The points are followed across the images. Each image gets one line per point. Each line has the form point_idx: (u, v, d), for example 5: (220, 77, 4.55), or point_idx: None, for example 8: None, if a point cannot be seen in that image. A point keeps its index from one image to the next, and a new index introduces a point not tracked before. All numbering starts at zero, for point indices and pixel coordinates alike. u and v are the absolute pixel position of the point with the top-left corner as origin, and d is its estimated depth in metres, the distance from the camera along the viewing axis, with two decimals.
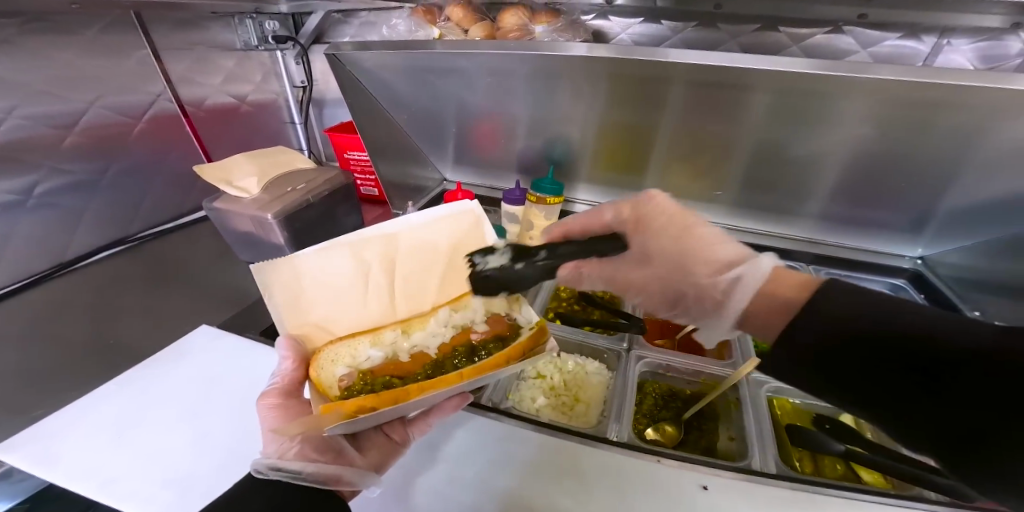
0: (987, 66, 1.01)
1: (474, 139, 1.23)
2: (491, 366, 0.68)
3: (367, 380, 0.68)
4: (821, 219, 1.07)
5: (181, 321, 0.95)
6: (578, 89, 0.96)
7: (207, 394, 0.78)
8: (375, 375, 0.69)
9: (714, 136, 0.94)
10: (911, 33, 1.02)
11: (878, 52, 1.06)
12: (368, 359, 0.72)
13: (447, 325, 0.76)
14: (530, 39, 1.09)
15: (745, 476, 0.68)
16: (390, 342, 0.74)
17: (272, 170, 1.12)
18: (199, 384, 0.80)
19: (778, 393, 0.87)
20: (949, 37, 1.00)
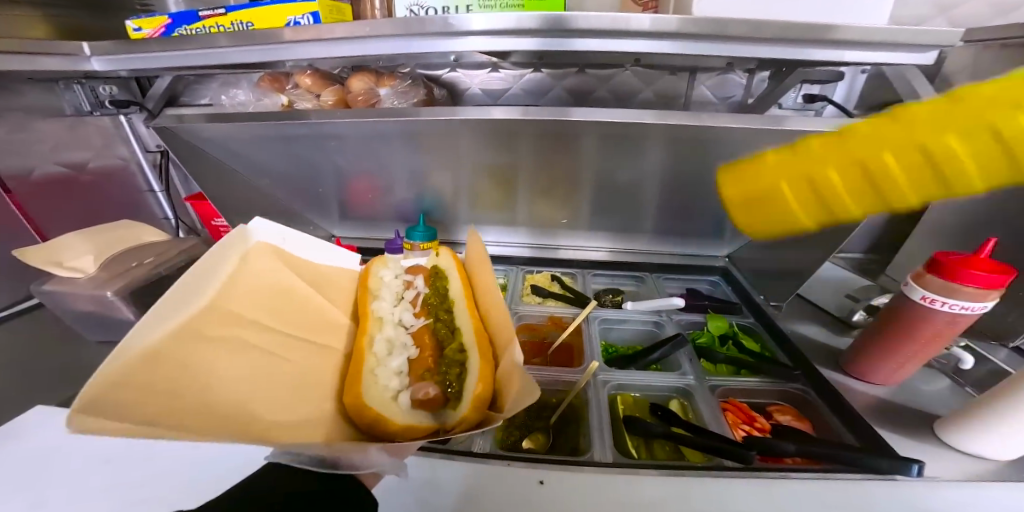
0: (723, 101, 1.07)
1: (349, 198, 1.14)
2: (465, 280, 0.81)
3: (442, 376, 0.64)
4: (653, 234, 1.19)
5: (8, 412, 0.81)
6: (437, 146, 0.98)
7: (45, 470, 0.65)
8: (433, 369, 0.65)
9: (561, 171, 1.04)
10: (673, 73, 1.04)
11: (659, 90, 1.07)
12: (399, 365, 0.67)
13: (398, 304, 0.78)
14: (379, 103, 0.96)
15: (580, 467, 0.63)
16: (383, 346, 0.70)
17: (114, 246, 1.01)
18: (34, 460, 0.66)
19: (621, 388, 0.82)
20: (696, 76, 1.04)
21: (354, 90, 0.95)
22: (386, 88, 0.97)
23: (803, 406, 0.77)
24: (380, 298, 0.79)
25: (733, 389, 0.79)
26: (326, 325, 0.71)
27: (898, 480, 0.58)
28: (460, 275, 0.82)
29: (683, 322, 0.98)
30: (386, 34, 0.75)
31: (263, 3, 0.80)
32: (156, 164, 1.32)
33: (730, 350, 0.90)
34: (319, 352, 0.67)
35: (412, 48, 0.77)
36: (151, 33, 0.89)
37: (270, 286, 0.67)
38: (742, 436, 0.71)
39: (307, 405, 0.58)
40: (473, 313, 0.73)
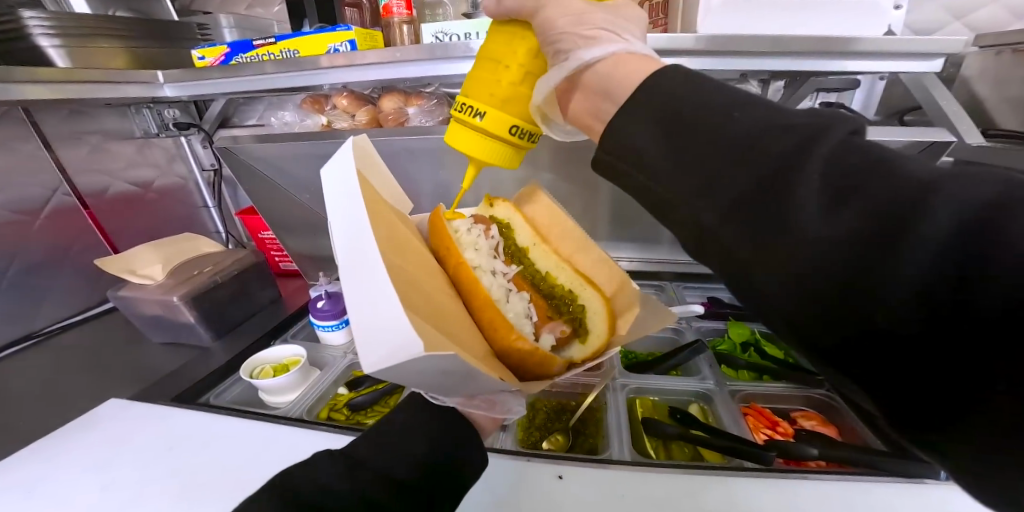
0: None
1: None
2: (530, 224, 0.83)
3: (567, 315, 0.70)
4: (674, 243, 1.20)
5: (83, 399, 0.92)
6: (465, 162, 1.04)
7: (119, 449, 0.73)
8: (550, 313, 0.70)
9: (580, 182, 1.08)
10: None
11: None
12: (516, 307, 0.68)
13: (478, 246, 0.74)
14: (407, 122, 1.04)
15: (597, 464, 0.65)
16: (496, 291, 0.68)
17: (177, 257, 1.13)
18: (108, 443, 0.75)
19: (641, 392, 0.83)
20: None
21: (386, 109, 1.04)
22: (414, 107, 1.05)
23: (829, 412, 0.76)
24: (462, 241, 0.73)
25: (754, 395, 0.79)
26: (412, 256, 0.62)
27: (927, 482, 0.57)
28: (526, 225, 0.82)
29: (703, 328, 0.98)
30: (412, 59, 0.83)
31: (307, 33, 0.89)
32: (211, 182, 1.44)
33: (752, 357, 0.89)
34: (427, 280, 0.60)
35: (440, 70, 0.84)
36: (212, 62, 1.01)
37: (382, 214, 0.58)
38: (764, 438, 0.70)
39: (477, 340, 0.59)
40: (556, 257, 0.79)
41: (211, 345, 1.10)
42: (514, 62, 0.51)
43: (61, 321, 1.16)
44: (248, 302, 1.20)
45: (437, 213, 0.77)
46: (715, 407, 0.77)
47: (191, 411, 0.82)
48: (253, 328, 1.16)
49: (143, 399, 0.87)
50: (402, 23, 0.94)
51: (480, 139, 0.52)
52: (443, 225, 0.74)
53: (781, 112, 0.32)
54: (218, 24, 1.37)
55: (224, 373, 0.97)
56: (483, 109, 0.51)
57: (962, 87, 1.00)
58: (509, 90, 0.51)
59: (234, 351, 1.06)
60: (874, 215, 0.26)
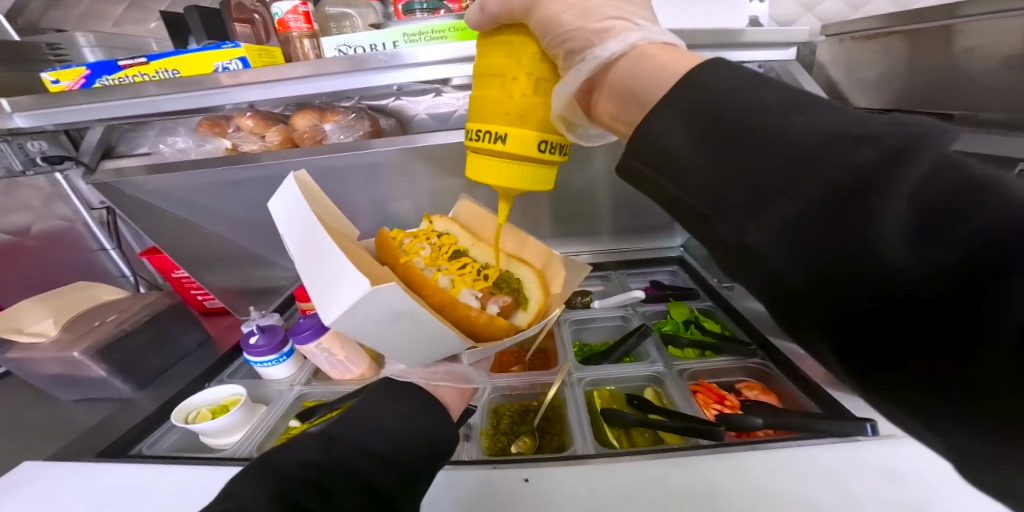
0: None
1: None
2: (463, 225, 0.85)
3: (511, 287, 0.73)
4: (615, 233, 1.25)
5: None
6: (398, 173, 1.00)
7: None
8: (495, 287, 0.71)
9: None
10: None
11: None
12: (466, 286, 0.68)
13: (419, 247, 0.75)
14: (324, 139, 0.99)
15: (562, 462, 0.66)
16: (445, 281, 0.69)
17: (71, 309, 0.99)
18: None
19: (597, 383, 0.85)
20: None
21: (300, 128, 0.98)
22: (331, 123, 1.00)
23: (767, 379, 0.79)
24: (407, 248, 0.74)
25: (701, 371, 0.82)
26: (355, 258, 0.63)
27: (858, 440, 0.61)
28: (461, 230, 0.82)
29: (648, 312, 1.02)
30: (332, 72, 0.79)
31: (186, 51, 0.80)
32: (103, 221, 1.25)
33: (693, 333, 0.93)
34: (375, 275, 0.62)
35: (361, 84, 0.81)
36: (69, 85, 0.86)
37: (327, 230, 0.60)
38: (714, 414, 0.73)
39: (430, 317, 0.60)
40: (492, 248, 0.80)
41: (132, 395, 0.97)
42: (521, 71, 0.49)
43: None
44: (173, 346, 1.07)
45: (382, 235, 0.77)
46: (665, 388, 0.80)
47: (120, 468, 0.73)
48: (182, 371, 1.04)
49: (59, 462, 0.76)
50: (302, 37, 0.88)
51: (505, 164, 0.51)
52: (386, 241, 0.76)
53: (862, 121, 0.28)
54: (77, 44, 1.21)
55: (153, 423, 0.87)
56: (504, 131, 0.49)
57: (821, 73, 1.10)
58: (523, 103, 0.49)
59: (165, 396, 0.95)
60: (987, 239, 0.21)
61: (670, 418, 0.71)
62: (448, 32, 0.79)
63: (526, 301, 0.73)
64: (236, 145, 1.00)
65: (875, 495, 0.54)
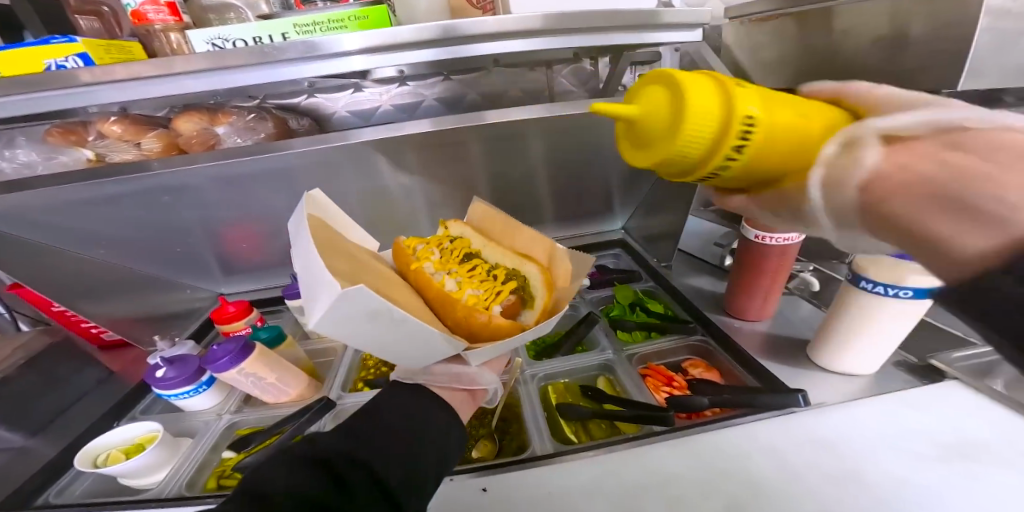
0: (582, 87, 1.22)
1: (226, 248, 1.02)
2: (474, 226, 0.82)
3: (520, 286, 0.70)
4: (557, 221, 1.25)
5: None
6: (319, 176, 0.92)
7: None
8: (504, 288, 0.68)
9: (453, 181, 1.04)
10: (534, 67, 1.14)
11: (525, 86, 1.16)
12: (472, 289, 0.66)
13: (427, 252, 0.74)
14: (216, 145, 0.87)
15: (521, 465, 0.64)
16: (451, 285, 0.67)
17: None
18: None
19: (551, 378, 0.85)
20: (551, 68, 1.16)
21: (184, 132, 0.85)
22: (224, 125, 0.88)
23: (710, 356, 0.83)
24: (417, 253, 0.73)
25: (648, 354, 0.84)
26: (361, 264, 0.67)
27: (793, 412, 0.65)
28: (474, 231, 0.81)
29: (594, 298, 1.03)
30: (235, 65, 0.68)
31: (13, 46, 0.69)
32: None
33: (638, 316, 0.95)
34: (376, 278, 0.64)
35: (268, 79, 0.71)
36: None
37: (337, 244, 0.64)
38: (664, 397, 0.75)
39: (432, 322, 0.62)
40: (502, 248, 0.77)
41: (24, 444, 0.81)
42: (815, 116, 0.38)
43: None
44: (64, 389, 0.92)
45: (396, 244, 0.78)
46: (616, 374, 0.81)
47: None
48: (84, 410, 0.90)
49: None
50: (167, 31, 0.76)
51: (654, 108, 0.39)
52: (398, 248, 0.76)
53: None
54: None
55: (49, 477, 0.74)
56: (681, 79, 0.38)
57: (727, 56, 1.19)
58: (747, 93, 0.37)
59: (66, 439, 0.82)
60: None
61: (626, 406, 0.71)
62: (345, 23, 0.72)
63: (535, 300, 0.69)
64: (100, 156, 0.86)
65: (812, 463, 0.58)
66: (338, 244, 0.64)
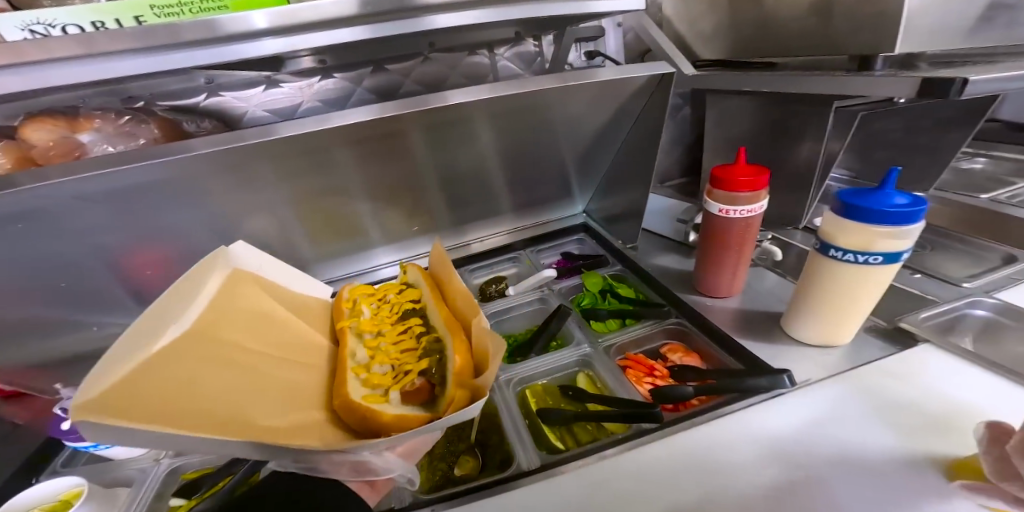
0: (528, 68, 1.14)
1: (132, 277, 0.86)
2: (427, 280, 0.80)
3: (432, 365, 0.64)
4: (515, 211, 1.19)
5: None
6: (235, 186, 0.78)
7: None
8: (409, 371, 0.63)
9: (398, 178, 0.94)
10: (472, 51, 1.05)
11: (465, 70, 1.07)
12: (377, 369, 0.64)
13: (359, 314, 0.75)
14: (85, 154, 0.70)
15: (512, 483, 0.59)
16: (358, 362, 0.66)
17: None
18: None
19: (528, 381, 0.80)
20: (493, 50, 1.08)
21: (33, 142, 0.67)
22: (88, 132, 0.72)
23: (687, 339, 0.82)
24: (357, 312, 0.76)
25: (625, 343, 0.81)
26: (275, 337, 0.68)
27: (782, 395, 0.65)
28: (427, 283, 0.78)
29: (564, 289, 0.99)
30: (109, 51, 0.54)
31: None
32: None
33: (611, 303, 0.92)
34: (272, 361, 0.64)
35: (149, 68, 0.57)
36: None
37: (245, 315, 0.67)
38: (648, 390, 0.73)
39: (298, 410, 0.58)
40: (441, 309, 0.71)
41: None
42: None
43: None
44: None
45: (342, 295, 0.82)
46: (596, 368, 0.77)
47: None
48: None
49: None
50: None
51: None
52: (339, 302, 0.80)
53: None
54: None
55: None
56: None
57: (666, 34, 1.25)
58: None
59: None
60: None
61: (611, 405, 0.67)
62: (222, 2, 0.59)
63: (442, 384, 0.62)
64: None
65: (804, 443, 0.58)
66: (239, 317, 0.66)
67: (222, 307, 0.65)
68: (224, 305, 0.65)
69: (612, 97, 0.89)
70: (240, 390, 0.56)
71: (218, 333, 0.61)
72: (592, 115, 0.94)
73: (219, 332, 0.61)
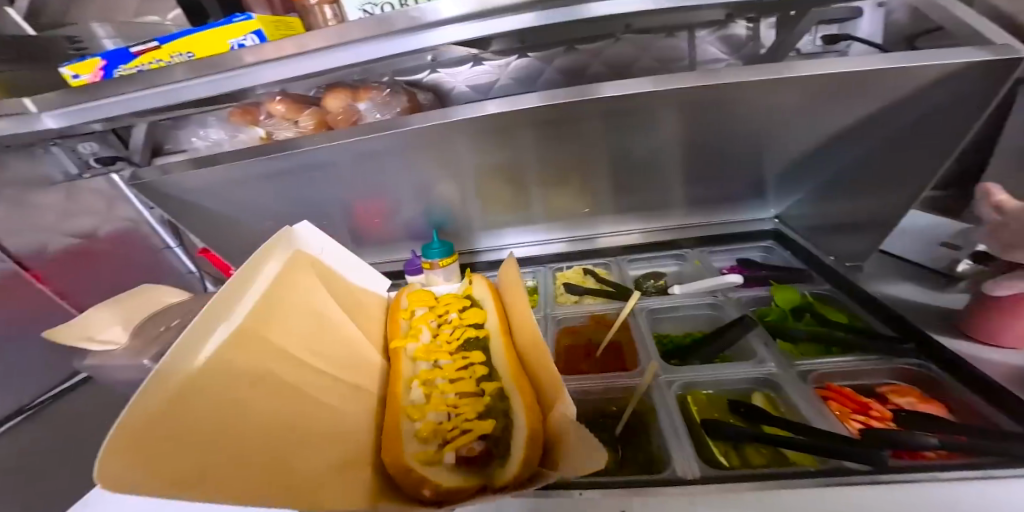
0: (735, 53, 1.02)
1: (354, 224, 1.08)
2: (494, 313, 0.74)
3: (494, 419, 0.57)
4: (688, 206, 1.08)
5: None
6: (437, 156, 0.90)
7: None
8: (467, 419, 0.57)
9: (573, 161, 0.94)
10: (669, 32, 0.99)
11: (658, 51, 1.02)
12: (432, 410, 0.59)
13: (417, 336, 0.71)
14: (358, 119, 0.89)
15: (672, 486, 0.53)
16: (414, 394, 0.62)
17: (138, 311, 0.94)
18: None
19: (691, 387, 0.71)
20: (696, 32, 0.99)
21: (332, 110, 0.89)
22: (365, 101, 0.90)
23: (929, 386, 0.62)
24: (416, 335, 0.72)
25: (829, 373, 0.65)
26: (331, 351, 0.62)
27: None
28: (495, 325, 0.72)
29: (744, 299, 0.87)
30: (352, 39, 0.68)
31: (199, 29, 0.74)
32: (162, 219, 1.28)
33: (810, 324, 0.76)
34: (326, 380, 0.58)
35: (381, 50, 0.69)
36: (90, 79, 0.81)
37: (300, 314, 0.63)
38: (859, 429, 0.57)
39: (344, 446, 0.51)
40: (509, 350, 0.66)
41: None
42: None
43: (45, 394, 1.08)
44: None
45: (395, 309, 0.79)
46: (784, 392, 0.65)
47: None
48: None
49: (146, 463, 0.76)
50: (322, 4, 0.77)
51: None
52: (397, 319, 0.76)
53: None
54: (95, 36, 1.13)
55: None
56: None
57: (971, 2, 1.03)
58: None
59: None
60: None
61: (802, 431, 0.54)
62: None
63: (504, 448, 0.54)
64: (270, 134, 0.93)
65: None
66: (291, 325, 0.60)
67: (276, 313, 0.59)
68: (278, 311, 0.60)
69: (849, 92, 0.72)
70: (286, 417, 0.49)
71: (263, 345, 0.54)
72: (812, 114, 0.78)
73: (262, 346, 0.54)
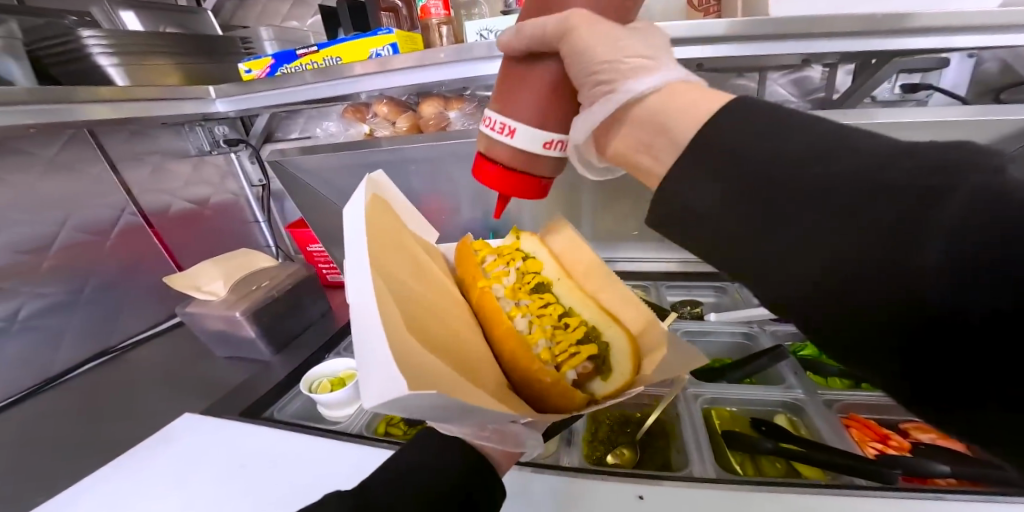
0: (804, 94, 1.12)
1: None
2: (547, 253, 0.74)
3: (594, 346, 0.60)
4: None
5: (153, 415, 0.92)
6: None
7: (237, 457, 0.75)
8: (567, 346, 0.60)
9: (628, 183, 1.03)
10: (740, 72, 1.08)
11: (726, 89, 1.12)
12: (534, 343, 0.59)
13: (488, 272, 0.69)
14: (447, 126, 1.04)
15: (689, 483, 0.58)
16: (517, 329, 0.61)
17: (238, 271, 1.10)
18: (236, 468, 0.73)
19: (716, 402, 0.75)
20: (766, 74, 1.08)
21: (427, 115, 1.04)
22: (455, 111, 1.04)
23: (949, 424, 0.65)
24: (489, 270, 0.69)
25: (856, 404, 0.69)
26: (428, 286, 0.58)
27: None
28: (550, 257, 0.73)
29: (779, 332, 0.90)
30: (444, 60, 0.82)
31: (349, 39, 0.89)
32: (259, 197, 1.50)
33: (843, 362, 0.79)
34: (441, 314, 0.55)
35: (474, 72, 0.82)
36: (259, 74, 1.01)
37: (394, 249, 0.56)
38: (875, 454, 0.61)
39: (484, 360, 0.55)
40: (579, 290, 0.68)
41: (271, 358, 1.07)
42: None
43: (133, 336, 1.23)
44: (303, 314, 1.17)
45: (464, 247, 0.74)
46: (809, 418, 0.68)
47: (264, 426, 0.82)
48: (309, 338, 1.14)
49: (213, 414, 0.88)
50: (440, 24, 0.93)
51: None
52: (469, 256, 0.72)
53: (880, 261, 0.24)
54: (260, 37, 1.33)
55: (283, 388, 0.96)
56: None
57: None
58: None
59: (294, 363, 1.04)
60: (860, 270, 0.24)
61: (813, 449, 0.59)
62: None
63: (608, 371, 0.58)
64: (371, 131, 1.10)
65: None
66: (392, 257, 0.54)
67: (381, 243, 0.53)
68: (380, 241, 0.53)
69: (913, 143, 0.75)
70: (436, 345, 0.46)
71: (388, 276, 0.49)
72: None
73: (387, 274, 0.48)
